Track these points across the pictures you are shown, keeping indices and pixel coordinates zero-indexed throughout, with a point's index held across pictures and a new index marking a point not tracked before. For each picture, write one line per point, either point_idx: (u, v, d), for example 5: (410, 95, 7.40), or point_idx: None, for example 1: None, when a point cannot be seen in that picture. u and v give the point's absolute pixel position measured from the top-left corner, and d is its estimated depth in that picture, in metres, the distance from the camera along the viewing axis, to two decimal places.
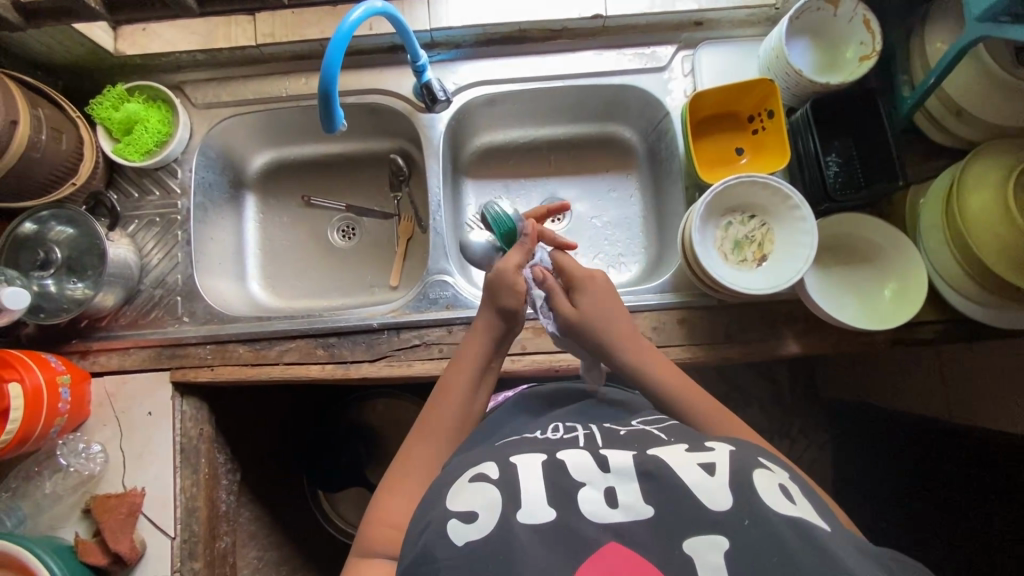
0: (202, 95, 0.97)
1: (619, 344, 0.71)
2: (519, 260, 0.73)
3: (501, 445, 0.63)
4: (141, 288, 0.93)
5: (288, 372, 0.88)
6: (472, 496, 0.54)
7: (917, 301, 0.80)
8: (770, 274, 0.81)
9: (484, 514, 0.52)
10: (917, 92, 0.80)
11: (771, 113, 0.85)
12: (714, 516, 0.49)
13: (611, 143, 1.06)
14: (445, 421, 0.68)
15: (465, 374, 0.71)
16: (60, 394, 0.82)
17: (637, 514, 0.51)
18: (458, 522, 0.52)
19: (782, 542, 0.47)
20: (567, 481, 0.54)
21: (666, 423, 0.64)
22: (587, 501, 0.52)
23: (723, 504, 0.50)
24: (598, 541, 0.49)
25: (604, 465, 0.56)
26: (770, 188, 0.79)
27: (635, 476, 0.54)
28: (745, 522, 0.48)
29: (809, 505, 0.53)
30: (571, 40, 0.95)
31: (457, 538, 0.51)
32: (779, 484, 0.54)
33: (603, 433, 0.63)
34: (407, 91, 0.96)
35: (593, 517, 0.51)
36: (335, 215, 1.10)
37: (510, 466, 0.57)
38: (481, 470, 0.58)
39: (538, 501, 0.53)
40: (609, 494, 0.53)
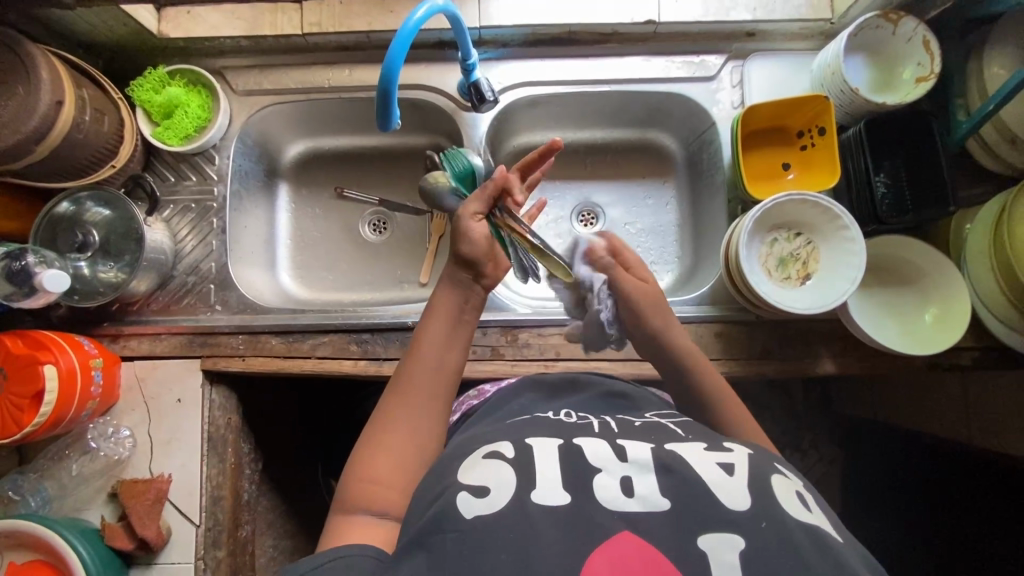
0: (243, 81, 0.96)
1: (692, 364, 0.72)
2: (478, 208, 0.65)
3: (514, 425, 0.63)
4: (174, 274, 0.93)
5: (321, 366, 0.88)
6: (485, 474, 0.54)
7: (961, 326, 0.80)
8: (815, 294, 0.80)
9: (496, 493, 0.51)
10: (973, 118, 0.78)
11: (822, 130, 0.84)
12: (730, 515, 0.49)
13: (650, 150, 1.05)
14: (420, 381, 0.63)
15: (439, 334, 0.65)
16: (93, 377, 0.82)
17: (652, 505, 0.50)
18: (469, 496, 0.52)
19: (797, 548, 0.47)
20: (583, 465, 0.53)
21: (680, 421, 0.65)
22: (603, 487, 0.51)
23: (741, 505, 0.50)
24: (612, 529, 0.48)
25: (623, 455, 0.55)
26: (820, 207, 0.78)
27: (653, 468, 0.53)
28: (761, 524, 0.48)
29: (823, 513, 0.53)
30: (621, 45, 0.94)
31: (464, 510, 0.50)
32: (796, 491, 0.54)
33: (619, 423, 0.63)
34: (451, 88, 0.95)
35: (609, 503, 0.50)
36: (368, 209, 1.09)
37: (526, 447, 0.56)
38: (496, 448, 0.58)
39: (553, 484, 0.52)
40: (626, 483, 0.52)
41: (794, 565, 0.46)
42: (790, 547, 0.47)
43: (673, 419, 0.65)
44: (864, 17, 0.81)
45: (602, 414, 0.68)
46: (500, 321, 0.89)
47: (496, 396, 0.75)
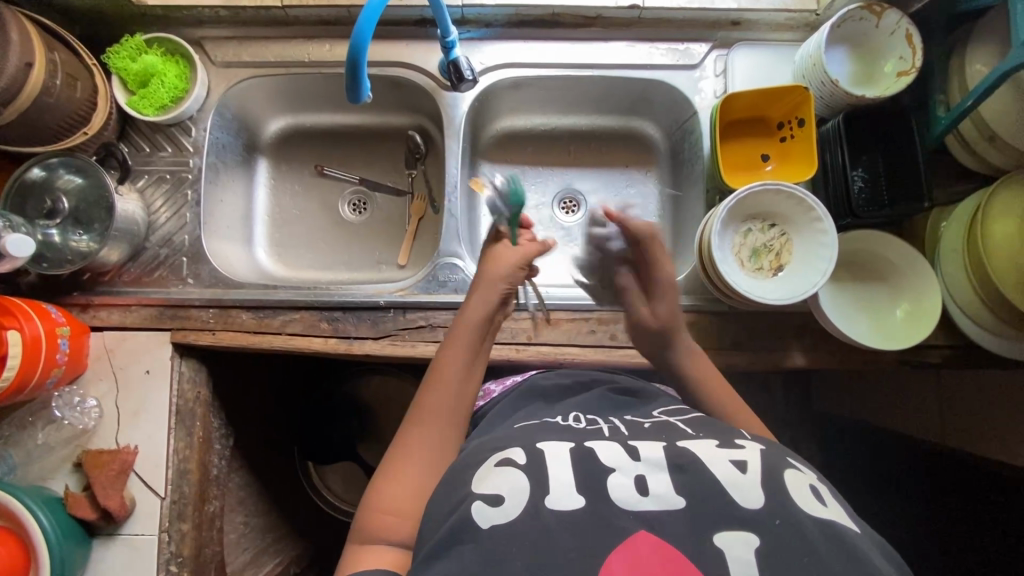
0: (222, 53, 0.94)
1: (686, 361, 0.76)
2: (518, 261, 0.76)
3: (524, 431, 0.62)
4: (146, 245, 0.92)
5: (290, 343, 0.87)
6: (498, 480, 0.53)
7: (929, 324, 0.80)
8: (786, 285, 0.80)
9: (509, 501, 0.51)
10: (953, 114, 0.78)
11: (801, 121, 0.83)
12: (745, 513, 0.49)
13: (633, 139, 1.05)
14: (438, 403, 0.65)
15: (461, 350, 0.69)
16: (59, 345, 0.81)
17: (666, 503, 0.50)
18: (484, 505, 0.51)
19: (811, 542, 0.47)
20: (596, 467, 0.53)
21: (691, 418, 0.64)
22: (617, 488, 0.51)
23: (756, 502, 0.49)
24: (629, 530, 0.48)
25: (635, 454, 0.55)
26: (794, 198, 0.78)
27: (665, 467, 0.53)
28: (775, 522, 0.48)
29: (840, 507, 0.52)
30: (604, 29, 0.93)
31: (480, 521, 0.50)
32: (810, 484, 0.53)
33: (625, 425, 0.63)
34: (432, 67, 0.94)
35: (622, 503, 0.50)
36: (348, 188, 1.08)
37: (537, 451, 0.56)
38: (506, 455, 0.56)
39: (567, 488, 0.51)
40: (639, 483, 0.51)
41: (808, 561, 0.46)
42: (802, 539, 0.47)
43: (682, 418, 0.65)
44: (847, 8, 0.80)
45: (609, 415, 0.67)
46: None
47: (504, 402, 0.75)
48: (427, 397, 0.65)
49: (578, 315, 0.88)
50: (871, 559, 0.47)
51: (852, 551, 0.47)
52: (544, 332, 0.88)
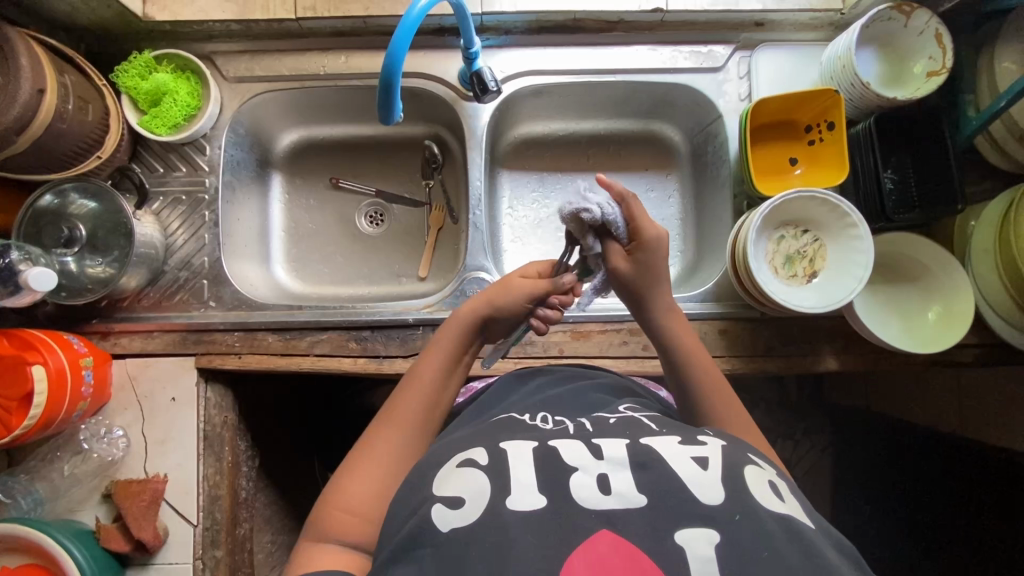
0: (233, 68, 0.92)
1: (685, 357, 0.71)
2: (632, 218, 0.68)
3: (494, 429, 0.61)
4: (165, 268, 0.90)
5: (319, 364, 0.86)
6: (460, 484, 0.52)
7: (963, 326, 0.80)
8: (820, 292, 0.80)
9: (469, 504, 0.50)
10: (983, 115, 0.78)
11: (831, 124, 0.82)
12: (706, 509, 0.47)
13: (654, 142, 1.03)
14: (408, 407, 0.65)
15: (437, 363, 0.69)
16: (83, 377, 0.79)
17: (629, 502, 0.48)
18: (444, 508, 0.50)
19: (771, 539, 0.46)
20: (559, 466, 0.52)
21: (655, 417, 0.63)
22: (578, 487, 0.49)
23: (716, 499, 0.48)
24: (590, 529, 0.46)
25: (598, 453, 0.53)
26: (830, 205, 0.77)
27: (628, 465, 0.51)
28: (735, 517, 0.47)
29: (796, 502, 0.52)
30: (626, 33, 0.91)
31: (441, 523, 0.49)
32: (769, 481, 0.53)
33: (593, 421, 0.61)
34: (452, 76, 0.92)
35: (585, 502, 0.48)
36: (364, 200, 1.06)
37: (500, 452, 0.55)
38: (470, 455, 0.56)
39: (528, 489, 0.50)
40: (602, 481, 0.50)
41: (767, 556, 0.45)
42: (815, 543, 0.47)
43: (647, 415, 0.64)
44: (878, 8, 0.79)
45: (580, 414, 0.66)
46: None
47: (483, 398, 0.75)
48: (401, 401, 0.66)
49: (609, 327, 0.87)
50: (827, 557, 0.47)
51: (808, 547, 0.47)
52: (576, 344, 0.87)
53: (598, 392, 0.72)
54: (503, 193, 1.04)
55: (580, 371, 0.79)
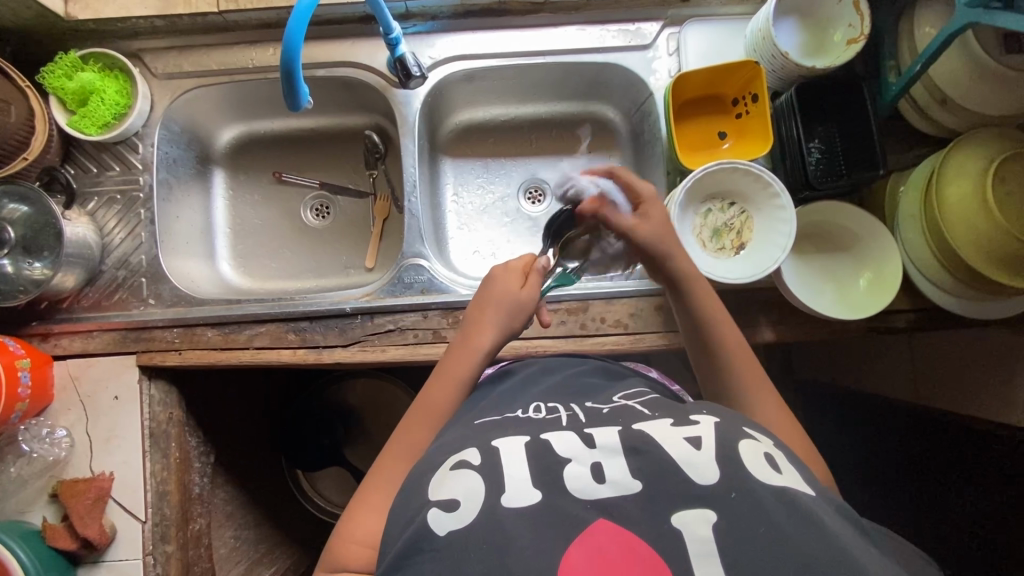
0: (162, 65, 0.92)
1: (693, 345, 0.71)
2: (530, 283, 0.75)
3: (481, 426, 0.61)
4: (103, 268, 0.90)
5: (259, 357, 0.86)
6: (454, 485, 0.52)
7: (892, 290, 0.80)
8: (748, 263, 0.80)
9: (464, 505, 0.50)
10: (903, 79, 0.78)
11: (755, 96, 0.83)
12: (700, 491, 0.48)
13: (594, 124, 1.04)
14: (419, 434, 0.65)
15: (452, 390, 0.68)
16: (20, 378, 0.80)
17: (624, 489, 0.49)
18: (439, 512, 0.50)
19: (767, 514, 0.46)
20: (553, 459, 0.52)
21: (649, 400, 0.63)
22: (574, 478, 0.50)
23: (711, 478, 0.49)
24: (588, 520, 0.47)
25: (590, 442, 0.54)
26: (753, 175, 0.78)
27: (622, 451, 0.52)
28: (731, 495, 0.47)
29: (794, 472, 0.52)
30: (552, 14, 0.91)
31: (436, 527, 0.49)
32: (765, 454, 0.53)
33: (585, 411, 0.61)
34: (380, 64, 0.92)
35: (578, 492, 0.49)
36: (309, 194, 1.07)
37: (492, 450, 0.55)
38: (463, 457, 0.55)
39: (521, 485, 0.50)
40: (596, 470, 0.50)
41: (765, 531, 0.45)
42: (711, 508, 0.47)
43: (641, 400, 0.63)
44: None
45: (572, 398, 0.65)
46: (441, 303, 0.87)
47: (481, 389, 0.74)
48: (413, 431, 0.66)
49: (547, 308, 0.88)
50: (828, 524, 0.47)
51: (807, 516, 0.47)
52: None
53: (593, 378, 0.72)
54: (445, 180, 1.04)
55: (565, 361, 0.78)
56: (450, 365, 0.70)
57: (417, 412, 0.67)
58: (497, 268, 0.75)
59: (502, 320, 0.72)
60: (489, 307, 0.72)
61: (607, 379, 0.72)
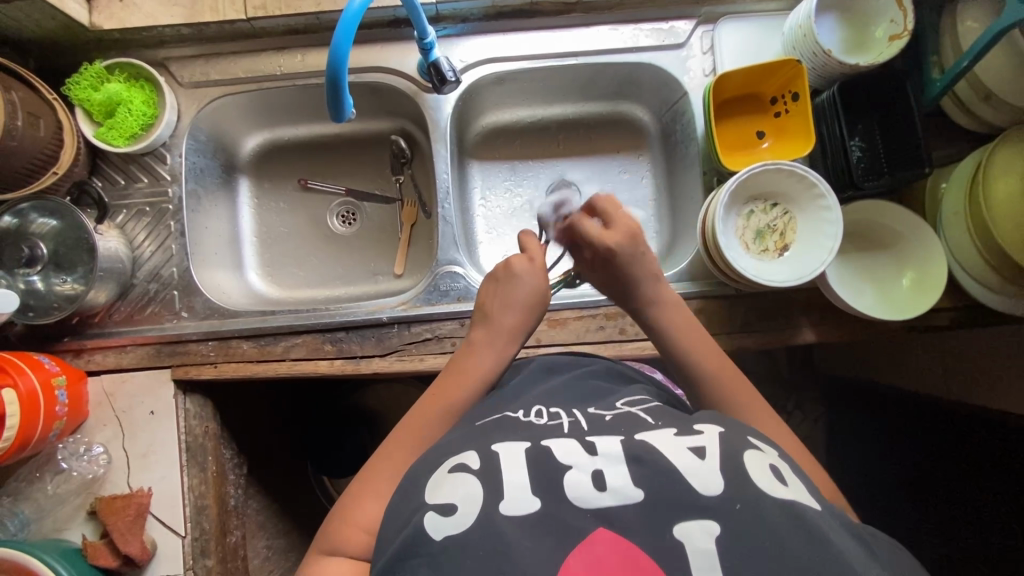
0: (189, 73, 0.90)
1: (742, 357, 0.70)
2: (538, 279, 0.74)
3: (481, 427, 0.60)
4: (134, 281, 0.89)
5: (295, 368, 0.85)
6: (452, 488, 0.51)
7: (940, 286, 0.80)
8: (793, 264, 0.79)
9: (463, 508, 0.49)
10: (947, 76, 0.77)
11: (795, 95, 0.81)
12: (706, 501, 0.47)
13: (623, 123, 1.02)
14: (422, 423, 0.65)
15: (469, 383, 0.68)
16: (56, 397, 0.79)
17: (625, 498, 0.48)
18: (436, 516, 0.49)
19: (774, 529, 0.45)
20: (552, 467, 0.51)
21: (650, 406, 0.62)
22: (575, 485, 0.49)
23: (715, 489, 0.48)
24: (586, 529, 0.47)
25: (592, 449, 0.52)
26: (796, 176, 0.77)
27: (624, 459, 0.50)
28: (736, 506, 0.46)
29: (799, 485, 0.51)
30: (585, 14, 0.90)
31: (434, 532, 0.48)
32: (770, 465, 0.52)
33: (588, 418, 0.59)
34: (412, 69, 0.90)
35: (580, 502, 0.48)
36: (335, 200, 1.05)
37: (491, 454, 0.54)
38: (460, 460, 0.54)
39: (522, 490, 0.49)
40: (598, 478, 0.49)
41: (769, 544, 0.45)
42: (782, 531, 0.45)
43: (645, 407, 0.62)
44: None
45: (575, 400, 0.64)
46: None
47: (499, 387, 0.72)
48: (418, 420, 0.65)
49: (585, 313, 0.87)
50: (833, 540, 0.46)
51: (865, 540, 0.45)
52: (553, 332, 0.86)
53: (597, 379, 0.70)
54: (474, 184, 1.03)
55: (570, 360, 0.76)
56: (471, 358, 0.70)
57: (427, 403, 0.67)
58: (521, 260, 0.74)
59: (520, 316, 0.72)
60: (508, 303, 0.72)
61: (610, 382, 0.70)
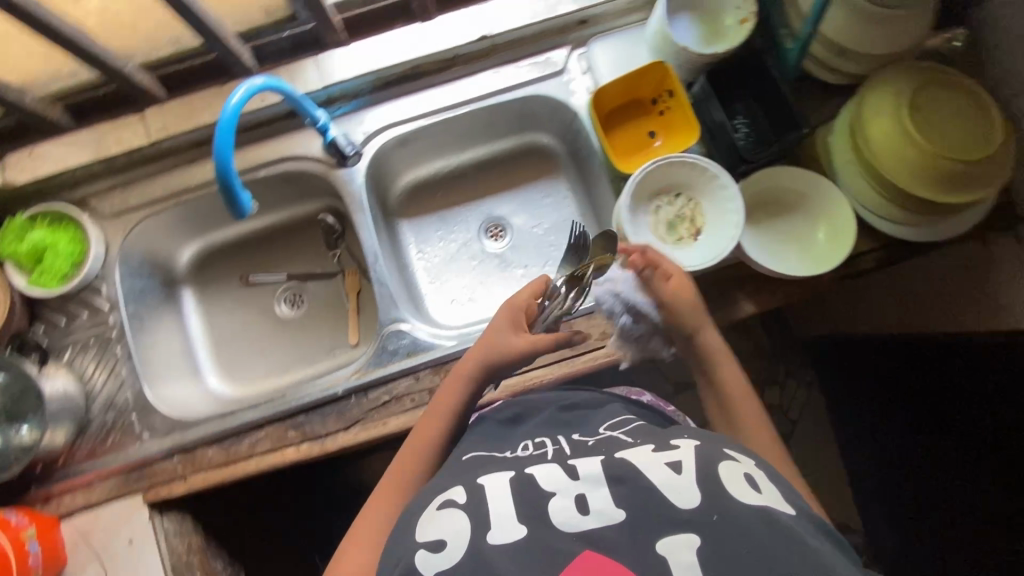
0: (109, 204, 0.94)
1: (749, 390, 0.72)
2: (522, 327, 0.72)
3: (468, 461, 0.60)
4: (91, 415, 0.90)
5: (264, 462, 0.85)
6: (442, 524, 0.51)
7: (849, 236, 0.83)
8: (707, 247, 0.83)
9: (452, 545, 0.49)
10: (798, 43, 0.83)
11: (671, 92, 0.88)
12: (685, 514, 0.47)
13: (532, 152, 1.08)
14: (405, 462, 0.67)
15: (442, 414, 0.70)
16: (28, 550, 0.77)
17: (608, 519, 0.47)
18: (427, 554, 0.49)
19: (747, 530, 0.45)
20: (536, 493, 0.51)
21: (633, 427, 0.62)
22: (559, 511, 0.49)
23: (692, 501, 0.47)
24: (574, 552, 0.46)
25: (574, 473, 0.53)
26: (690, 164, 0.82)
27: (605, 481, 0.51)
28: (712, 517, 0.46)
29: (775, 491, 0.51)
30: (466, 65, 0.96)
31: (424, 569, 0.48)
32: (745, 475, 0.52)
33: (572, 443, 0.60)
34: (317, 150, 0.95)
35: (565, 526, 0.48)
36: (279, 288, 1.07)
37: (478, 486, 0.54)
38: (449, 496, 0.54)
39: (507, 520, 0.49)
40: (580, 501, 0.49)
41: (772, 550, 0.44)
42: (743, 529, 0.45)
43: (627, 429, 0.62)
44: None
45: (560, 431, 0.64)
46: (429, 361, 0.87)
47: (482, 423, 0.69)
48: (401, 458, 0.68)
49: None
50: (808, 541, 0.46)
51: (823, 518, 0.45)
52: None
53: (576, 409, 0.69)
54: (408, 241, 1.06)
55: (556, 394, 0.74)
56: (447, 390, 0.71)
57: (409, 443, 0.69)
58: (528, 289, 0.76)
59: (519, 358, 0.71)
60: (502, 356, 0.70)
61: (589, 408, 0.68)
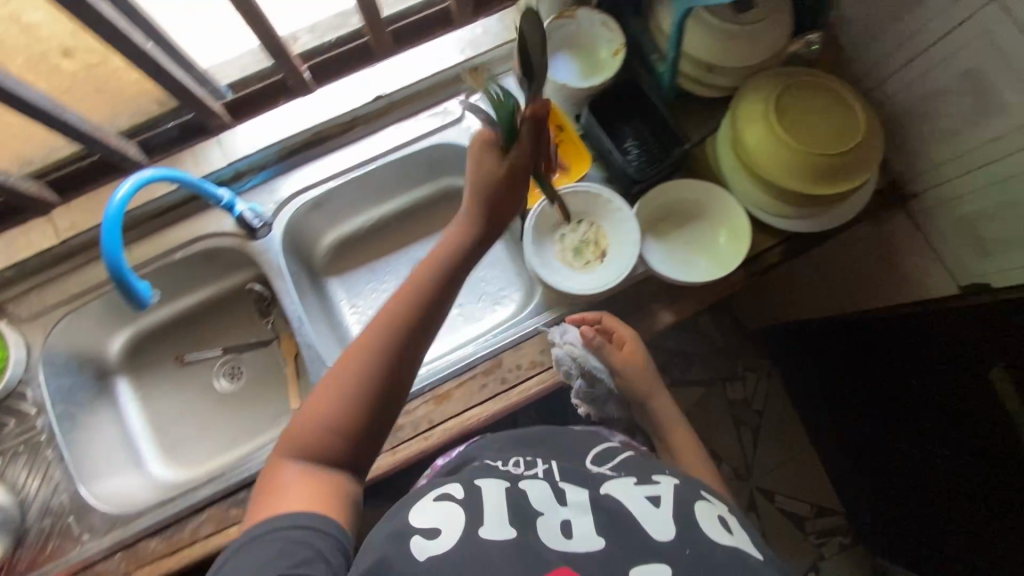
0: (27, 308, 0.94)
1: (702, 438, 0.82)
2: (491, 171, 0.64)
3: (468, 474, 0.66)
4: (27, 525, 0.88)
5: (208, 545, 0.84)
6: (431, 518, 0.55)
7: (746, 236, 0.88)
8: (610, 267, 0.87)
9: (446, 531, 0.53)
10: (670, 64, 0.88)
11: (560, 127, 0.94)
12: (659, 546, 0.52)
13: (449, 195, 1.11)
14: (352, 361, 0.61)
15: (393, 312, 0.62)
16: None
17: (591, 543, 0.53)
18: (420, 538, 0.53)
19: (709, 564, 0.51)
20: (528, 511, 0.56)
21: (622, 460, 0.69)
22: (547, 527, 0.54)
23: (668, 535, 0.53)
24: (554, 562, 0.50)
25: (562, 499, 0.59)
26: (581, 193, 0.90)
27: (589, 509, 0.57)
28: (685, 551, 0.52)
29: (744, 534, 0.57)
30: (368, 124, 1.00)
31: (419, 553, 0.51)
32: (718, 516, 0.58)
33: (562, 467, 0.67)
34: (230, 226, 0.97)
35: (552, 542, 0.53)
36: (216, 363, 1.07)
37: (475, 487, 0.60)
38: (446, 491, 0.60)
39: (499, 520, 0.55)
40: (566, 526, 0.55)
41: None
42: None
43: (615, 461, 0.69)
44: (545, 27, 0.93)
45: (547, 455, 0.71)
46: None
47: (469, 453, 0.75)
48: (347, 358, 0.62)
49: (464, 378, 0.90)
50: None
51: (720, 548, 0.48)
52: (441, 408, 0.88)
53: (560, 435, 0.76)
54: (339, 298, 1.08)
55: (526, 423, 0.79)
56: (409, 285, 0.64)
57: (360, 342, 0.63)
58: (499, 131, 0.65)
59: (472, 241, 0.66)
60: (482, 214, 0.65)
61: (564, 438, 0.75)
